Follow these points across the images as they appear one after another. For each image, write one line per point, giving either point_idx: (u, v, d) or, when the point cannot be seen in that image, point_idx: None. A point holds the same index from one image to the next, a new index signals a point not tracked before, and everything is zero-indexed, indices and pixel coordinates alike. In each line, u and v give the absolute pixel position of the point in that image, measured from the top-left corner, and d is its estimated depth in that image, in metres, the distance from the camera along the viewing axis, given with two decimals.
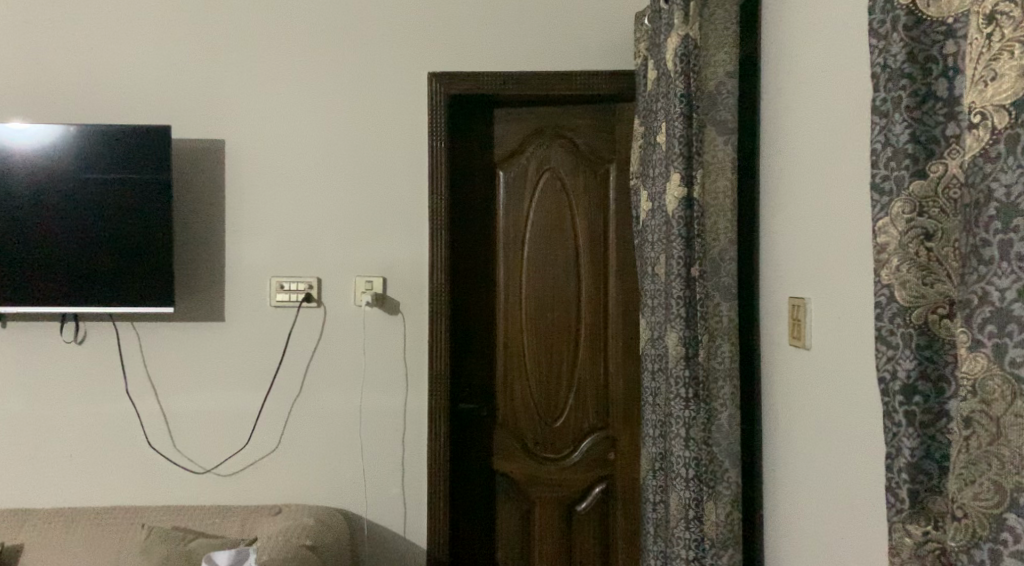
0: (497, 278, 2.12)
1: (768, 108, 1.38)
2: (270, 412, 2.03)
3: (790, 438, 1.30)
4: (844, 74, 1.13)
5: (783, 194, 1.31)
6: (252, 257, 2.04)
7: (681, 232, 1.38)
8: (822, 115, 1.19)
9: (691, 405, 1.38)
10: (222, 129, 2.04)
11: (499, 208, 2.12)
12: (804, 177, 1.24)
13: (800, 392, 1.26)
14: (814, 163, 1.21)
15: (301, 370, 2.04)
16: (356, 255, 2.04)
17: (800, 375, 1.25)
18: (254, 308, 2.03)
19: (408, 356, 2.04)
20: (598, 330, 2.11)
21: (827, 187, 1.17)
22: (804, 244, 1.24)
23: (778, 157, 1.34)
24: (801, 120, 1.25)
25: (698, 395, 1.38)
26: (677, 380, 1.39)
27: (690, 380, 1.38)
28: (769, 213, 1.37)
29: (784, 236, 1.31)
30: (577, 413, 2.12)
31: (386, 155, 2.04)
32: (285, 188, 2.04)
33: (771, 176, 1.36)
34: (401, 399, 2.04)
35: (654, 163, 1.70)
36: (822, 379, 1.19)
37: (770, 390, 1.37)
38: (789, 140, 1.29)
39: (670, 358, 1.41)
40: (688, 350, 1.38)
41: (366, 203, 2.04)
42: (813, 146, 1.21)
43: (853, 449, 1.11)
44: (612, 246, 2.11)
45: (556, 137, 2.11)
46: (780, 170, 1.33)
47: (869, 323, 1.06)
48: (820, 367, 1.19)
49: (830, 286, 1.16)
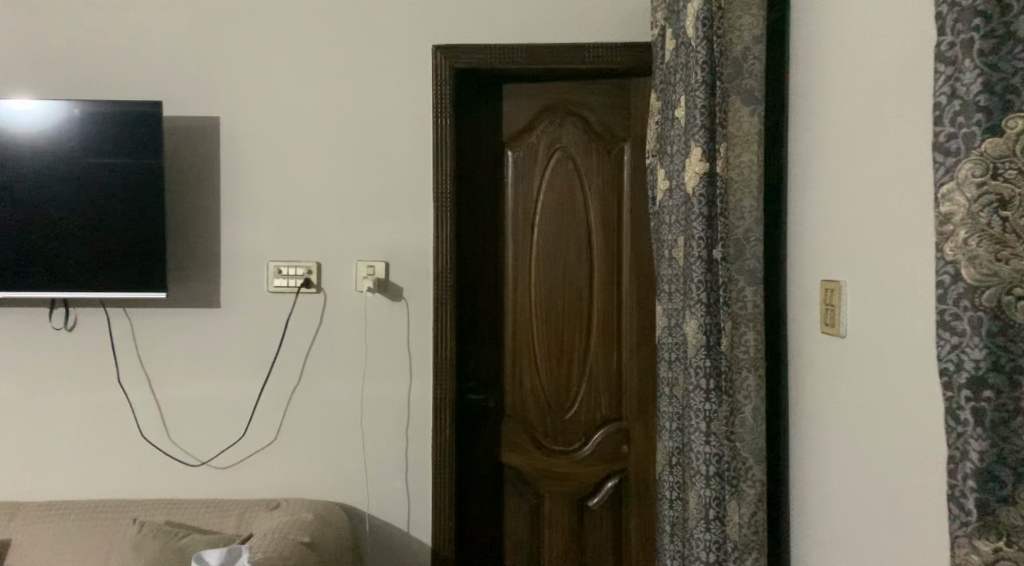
0: (506, 262, 2.03)
1: (800, 75, 1.27)
2: (269, 402, 1.95)
3: (823, 434, 1.20)
4: (892, 32, 1.02)
5: (817, 169, 1.21)
6: (250, 240, 1.95)
7: (703, 210, 1.27)
8: (866, 78, 1.08)
9: (712, 398, 1.28)
10: (217, 105, 1.95)
11: (508, 189, 2.02)
12: (843, 147, 1.13)
13: (833, 385, 1.16)
14: (855, 132, 1.10)
15: (300, 359, 1.95)
16: (357, 238, 1.95)
17: (835, 365, 1.15)
18: (252, 293, 1.95)
19: (412, 343, 1.95)
20: (611, 318, 2.01)
21: (872, 160, 1.06)
22: (843, 222, 1.13)
23: (812, 127, 1.23)
24: (840, 86, 1.15)
25: (721, 386, 1.28)
26: (697, 370, 1.29)
27: (711, 370, 1.28)
28: (800, 189, 1.26)
29: (818, 214, 1.20)
30: (589, 404, 2.02)
31: (388, 133, 1.95)
32: (284, 168, 1.95)
33: (804, 149, 1.25)
34: (403, 390, 1.95)
35: (673, 139, 1.59)
36: (862, 369, 1.09)
37: (800, 381, 1.26)
38: (825, 108, 1.19)
39: (689, 347, 1.31)
40: (709, 338, 1.28)
41: (367, 183, 1.95)
42: (857, 114, 1.10)
43: (899, 445, 1.01)
44: (626, 229, 2.00)
45: (568, 114, 2.01)
46: (814, 142, 1.22)
47: (920, 309, 0.96)
48: (859, 358, 1.09)
49: (874, 269, 1.06)
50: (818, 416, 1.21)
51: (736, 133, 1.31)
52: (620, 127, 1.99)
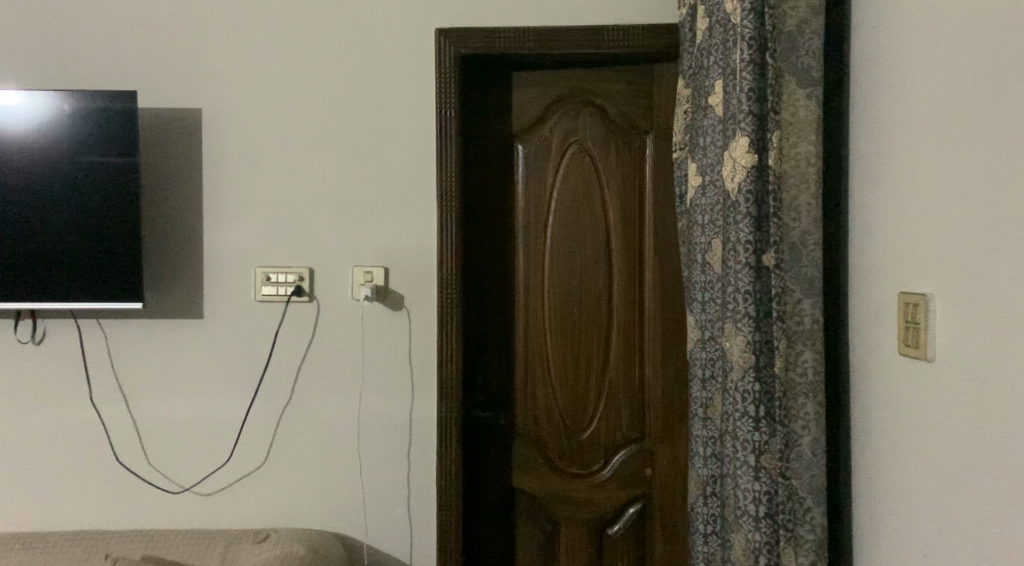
0: (516, 267, 1.85)
1: (871, 53, 1.09)
2: (256, 422, 1.77)
3: (906, 472, 1.02)
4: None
5: (898, 164, 1.03)
6: (236, 244, 1.77)
7: (750, 210, 1.10)
8: (974, 53, 0.90)
9: (761, 426, 1.12)
10: (198, 96, 1.77)
11: (518, 186, 1.85)
12: (940, 136, 0.96)
13: (922, 415, 0.99)
14: (959, 117, 0.93)
15: (290, 374, 1.77)
16: (353, 242, 1.77)
17: (928, 394, 0.98)
18: (238, 302, 1.77)
19: (414, 356, 1.77)
20: (632, 327, 1.83)
21: (982, 150, 0.89)
22: (937, 224, 0.96)
23: (892, 114, 1.05)
24: (933, 63, 0.97)
25: (771, 413, 1.12)
26: (743, 395, 1.12)
27: (760, 395, 1.11)
28: (877, 187, 1.09)
29: (896, 217, 1.04)
30: (609, 422, 1.84)
31: (387, 126, 1.77)
32: (273, 165, 1.77)
33: (881, 140, 1.08)
34: (404, 409, 1.77)
35: (711, 129, 1.42)
36: (965, 401, 0.92)
37: (875, 409, 1.09)
38: (911, 88, 1.01)
39: (733, 368, 1.14)
40: (759, 358, 1.11)
41: (364, 181, 1.77)
42: (959, 94, 0.93)
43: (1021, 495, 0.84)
44: (648, 231, 1.82)
45: (584, 104, 1.83)
46: (893, 130, 1.05)
47: None
48: (964, 385, 0.92)
49: (988, 279, 0.89)
50: (902, 451, 1.03)
51: (790, 120, 1.14)
52: (643, 118, 1.81)
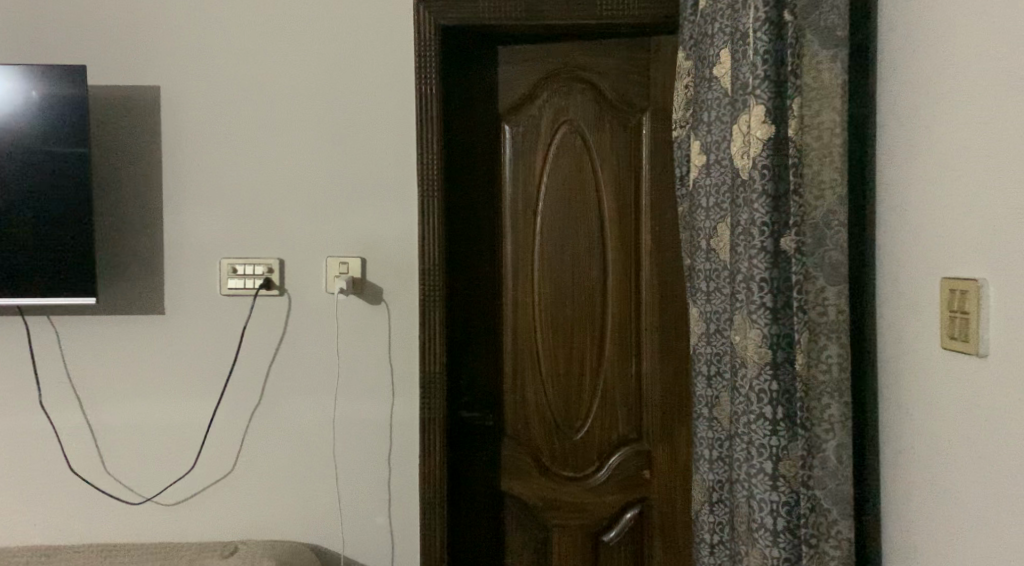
0: (504, 257, 1.72)
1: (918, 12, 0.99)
2: (224, 426, 1.64)
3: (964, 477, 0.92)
4: None
5: (954, 134, 0.93)
6: (199, 233, 1.63)
7: (767, 187, 1.00)
8: None
9: (780, 430, 1.01)
10: (156, 72, 1.62)
11: (505, 170, 1.72)
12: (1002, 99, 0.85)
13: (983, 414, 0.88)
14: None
15: (260, 374, 1.64)
16: (327, 230, 1.63)
17: (986, 391, 0.88)
18: (202, 297, 1.63)
19: (394, 353, 1.64)
20: (629, 320, 1.71)
21: None
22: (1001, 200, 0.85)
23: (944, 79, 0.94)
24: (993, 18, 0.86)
25: (791, 415, 1.01)
26: (760, 394, 1.01)
27: (779, 394, 1.00)
28: (927, 161, 0.98)
29: (951, 195, 0.94)
30: (604, 422, 1.72)
31: (363, 105, 1.63)
32: (240, 147, 1.63)
33: (931, 107, 0.97)
34: (385, 411, 1.64)
35: (718, 104, 1.30)
36: None
37: (924, 406, 0.99)
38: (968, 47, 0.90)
39: (747, 364, 1.03)
40: (777, 354, 1.00)
41: (339, 165, 1.63)
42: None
43: None
44: (644, 218, 1.70)
45: (575, 80, 1.70)
46: (947, 96, 0.94)
47: None
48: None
49: None
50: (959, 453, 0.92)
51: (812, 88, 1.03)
52: (639, 96, 1.69)
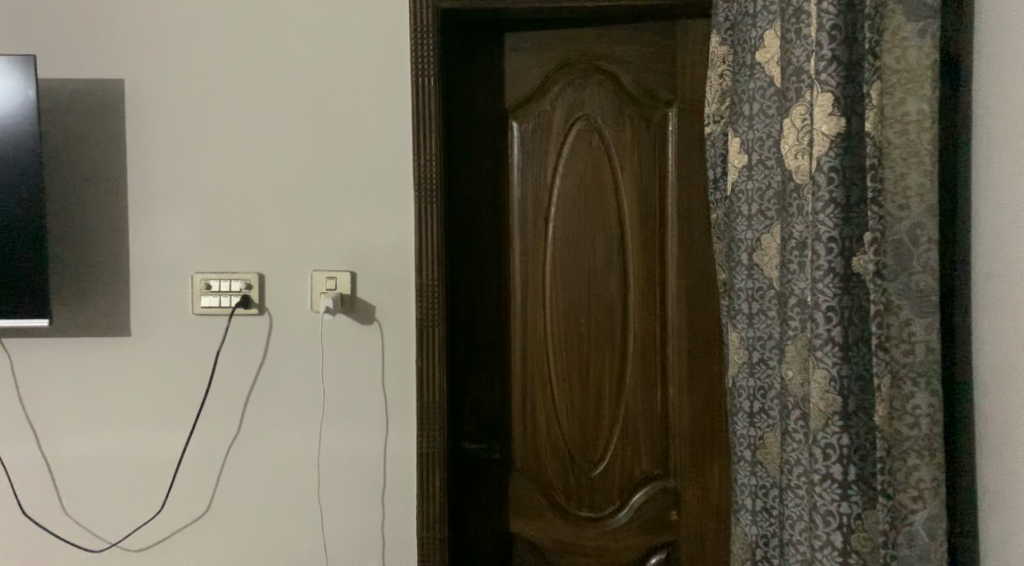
0: (512, 270, 1.53)
1: None
2: (197, 462, 1.46)
3: None
4: None
5: None
6: (170, 245, 1.45)
7: (837, 198, 0.86)
8: None
9: (851, 489, 0.88)
10: (119, 65, 1.44)
11: (513, 172, 1.53)
12: None
13: None
14: None
15: (238, 403, 1.46)
16: (311, 240, 1.45)
17: None
18: (172, 317, 1.45)
19: (388, 379, 1.45)
20: (653, 341, 1.51)
21: None
22: None
23: None
24: None
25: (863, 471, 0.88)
26: (828, 446, 0.88)
27: (851, 446, 0.88)
28: None
29: None
30: (626, 455, 1.53)
31: (352, 100, 1.45)
32: (213, 148, 1.45)
33: None
34: (377, 446, 1.46)
35: (761, 95, 1.13)
36: None
37: None
38: None
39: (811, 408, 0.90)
40: (846, 397, 0.87)
41: (326, 167, 1.45)
42: None
43: None
44: (671, 225, 1.50)
45: (591, 70, 1.50)
46: None
47: None
48: None
49: None
50: None
51: (897, 68, 0.87)
52: (664, 88, 1.49)
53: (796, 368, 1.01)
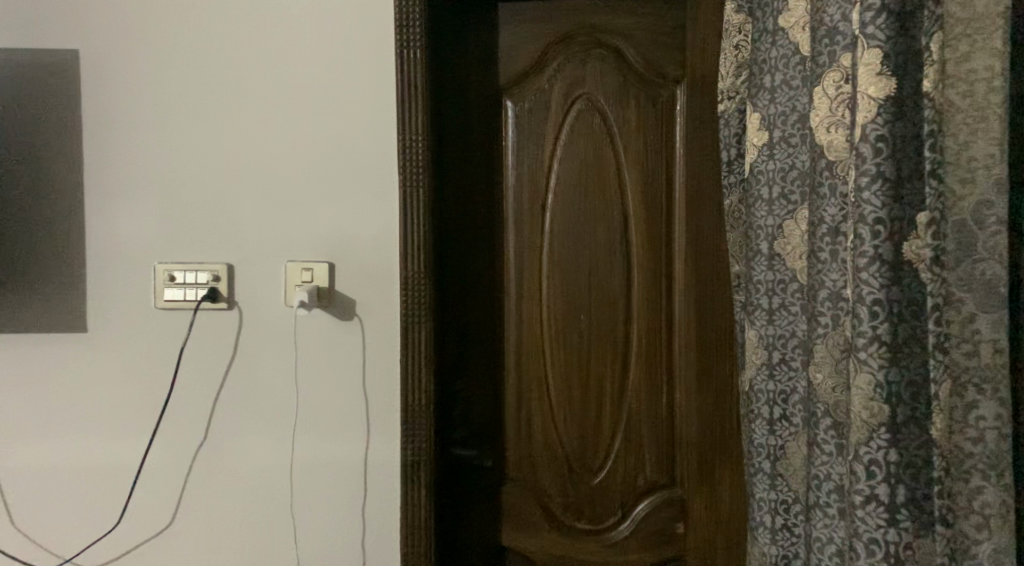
0: (506, 261, 1.41)
1: None
2: (161, 470, 1.34)
3: None
4: None
5: None
6: (129, 233, 1.33)
7: (886, 179, 0.80)
8: None
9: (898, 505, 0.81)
10: (74, 35, 1.31)
11: (507, 156, 1.40)
12: None
13: None
14: None
15: (206, 406, 1.34)
16: (286, 228, 1.32)
17: None
18: (134, 311, 1.33)
19: (369, 380, 1.33)
20: (658, 339, 1.40)
21: None
22: None
23: None
24: None
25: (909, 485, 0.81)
26: (873, 457, 0.81)
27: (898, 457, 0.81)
28: None
29: None
30: (630, 462, 1.41)
31: (331, 74, 1.32)
32: (178, 127, 1.32)
33: None
34: (357, 453, 1.34)
35: (786, 65, 1.01)
36: None
37: None
38: None
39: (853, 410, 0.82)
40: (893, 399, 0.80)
41: (302, 147, 1.32)
42: None
43: None
44: (678, 213, 1.38)
45: (593, 45, 1.38)
46: None
47: None
48: None
49: None
50: None
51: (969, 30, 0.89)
52: (672, 64, 1.37)
53: (824, 369, 0.90)
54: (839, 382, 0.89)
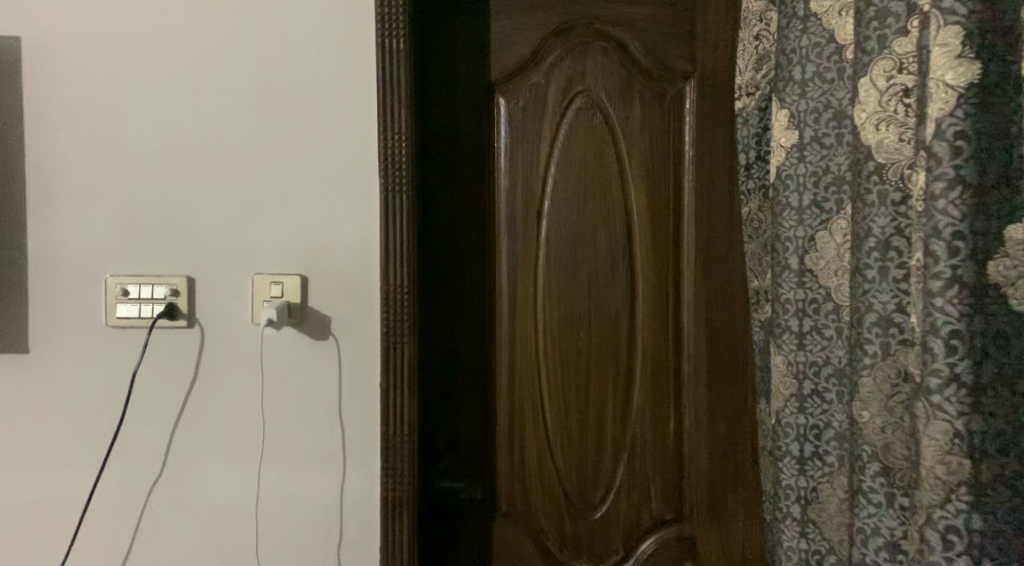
0: (498, 274, 1.27)
1: None
2: (111, 505, 1.20)
3: None
4: None
5: None
6: (77, 242, 1.18)
7: (968, 206, 0.75)
8: None
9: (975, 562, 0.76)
10: (15, 21, 1.17)
11: (498, 158, 1.27)
12: None
13: None
14: None
15: (162, 434, 1.19)
16: (254, 236, 1.19)
17: None
18: (82, 329, 1.19)
19: (346, 406, 1.19)
20: (665, 361, 1.27)
21: None
22: None
23: None
24: None
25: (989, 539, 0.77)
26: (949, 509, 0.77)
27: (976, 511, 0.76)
28: None
29: None
30: (634, 495, 1.28)
31: (306, 65, 1.18)
32: (133, 122, 1.18)
33: None
34: (331, 487, 1.20)
35: (818, 55, 0.90)
36: None
37: None
38: None
39: (926, 456, 0.78)
40: (973, 445, 0.76)
41: (272, 146, 1.19)
42: None
43: None
44: (686, 222, 1.26)
45: (594, 37, 1.25)
46: None
47: None
48: None
49: None
50: None
51: None
52: (681, 58, 1.25)
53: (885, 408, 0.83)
54: (888, 422, 0.83)
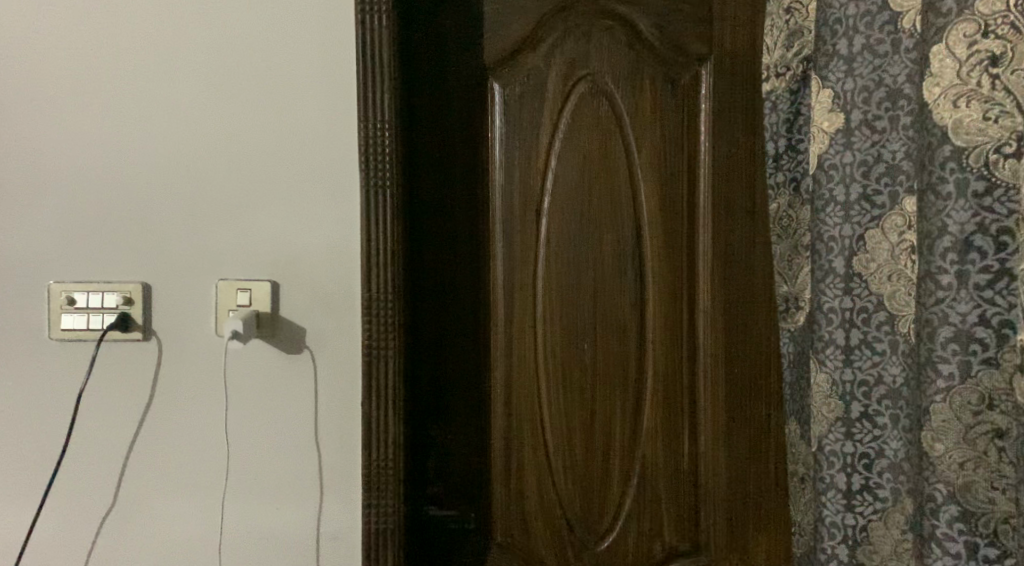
0: (492, 279, 1.14)
1: None
2: (55, 542, 1.05)
3: None
4: None
5: None
6: (16, 246, 1.04)
7: None
8: None
9: None
10: None
11: (492, 149, 1.14)
12: None
13: None
14: None
15: (114, 461, 1.05)
16: (219, 237, 1.05)
17: None
18: (22, 344, 1.04)
19: (323, 428, 1.06)
20: (678, 374, 1.14)
21: None
22: None
23: None
24: None
25: None
26: None
27: None
28: None
29: None
30: (645, 524, 1.15)
31: (278, 45, 1.05)
32: (79, 109, 1.04)
33: None
34: (306, 519, 1.06)
35: (869, 25, 0.85)
36: None
37: None
38: None
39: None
40: None
41: (240, 135, 1.05)
42: None
43: None
44: (703, 221, 1.14)
45: (599, 15, 1.12)
46: None
47: None
48: None
49: None
50: None
51: None
52: (696, 39, 1.13)
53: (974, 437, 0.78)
54: (967, 456, 0.78)
